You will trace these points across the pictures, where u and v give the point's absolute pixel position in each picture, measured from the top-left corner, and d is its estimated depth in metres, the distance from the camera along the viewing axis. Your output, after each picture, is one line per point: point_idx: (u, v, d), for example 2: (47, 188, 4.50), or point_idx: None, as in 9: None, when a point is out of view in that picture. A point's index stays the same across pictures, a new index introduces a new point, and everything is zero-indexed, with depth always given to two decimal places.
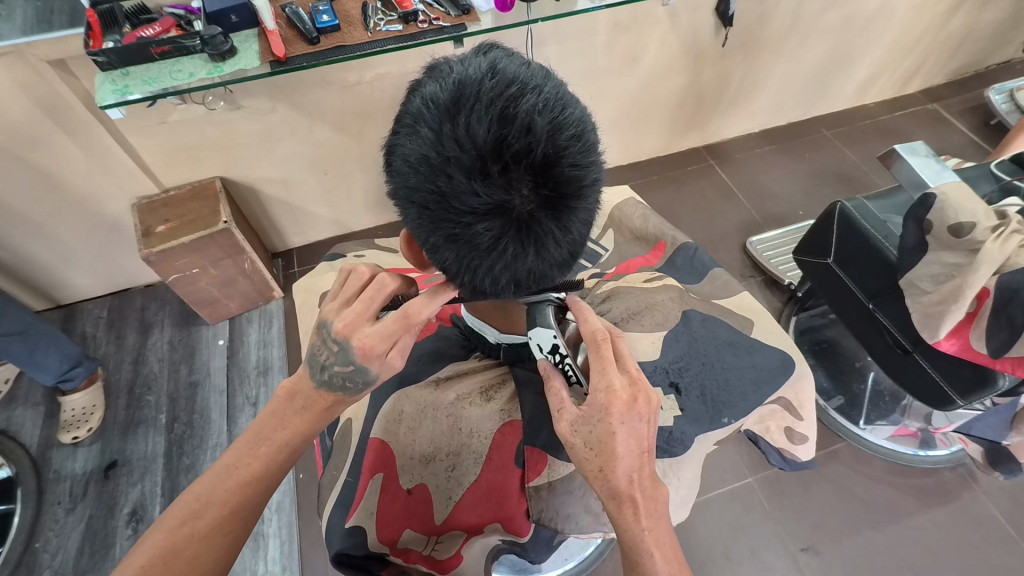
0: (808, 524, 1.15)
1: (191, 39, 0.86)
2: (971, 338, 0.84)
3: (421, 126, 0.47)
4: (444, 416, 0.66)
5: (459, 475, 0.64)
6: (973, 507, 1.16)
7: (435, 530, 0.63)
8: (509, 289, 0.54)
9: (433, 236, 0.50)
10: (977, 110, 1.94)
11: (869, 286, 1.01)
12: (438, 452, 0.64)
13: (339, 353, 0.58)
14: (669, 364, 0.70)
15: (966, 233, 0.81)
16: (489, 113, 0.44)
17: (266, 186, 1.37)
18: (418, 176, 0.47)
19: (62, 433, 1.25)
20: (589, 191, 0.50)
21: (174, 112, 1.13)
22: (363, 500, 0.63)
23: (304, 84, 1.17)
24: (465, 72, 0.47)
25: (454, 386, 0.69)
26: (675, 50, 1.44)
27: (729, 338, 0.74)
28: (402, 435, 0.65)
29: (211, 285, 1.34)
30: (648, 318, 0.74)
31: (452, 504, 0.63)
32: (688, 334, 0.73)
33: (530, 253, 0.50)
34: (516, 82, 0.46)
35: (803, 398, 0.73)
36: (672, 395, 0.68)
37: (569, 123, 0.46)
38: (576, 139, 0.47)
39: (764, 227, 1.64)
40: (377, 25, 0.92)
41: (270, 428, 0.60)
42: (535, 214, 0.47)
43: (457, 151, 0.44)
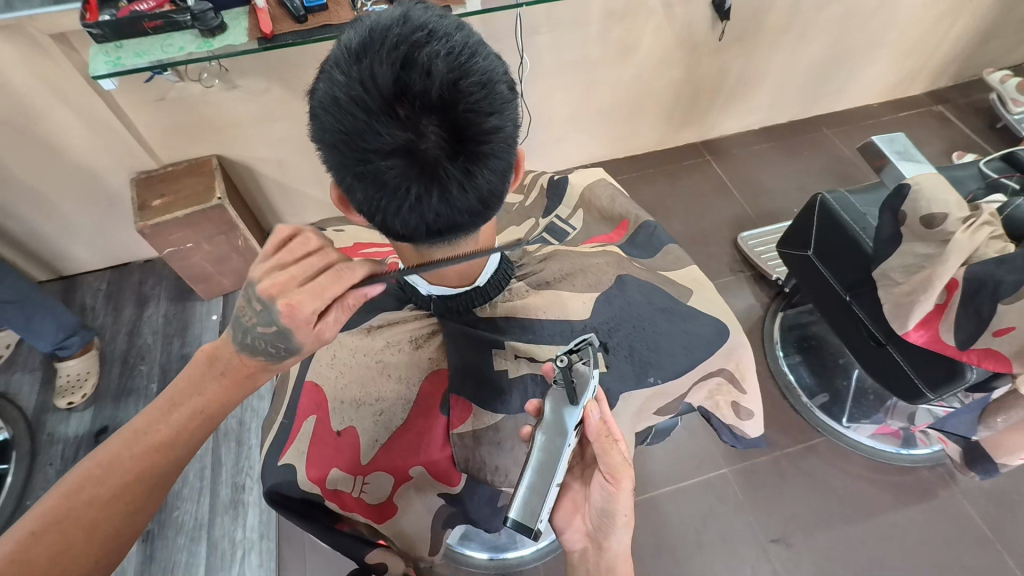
0: (781, 516, 1.15)
1: (182, 14, 0.89)
2: (940, 329, 0.83)
3: (334, 70, 0.50)
4: (373, 361, 0.68)
5: (387, 420, 0.64)
6: (950, 506, 1.16)
7: (360, 470, 0.64)
8: (424, 234, 0.55)
9: (345, 176, 0.52)
10: (983, 112, 1.91)
11: (846, 278, 1.01)
12: (367, 397, 0.66)
13: (263, 314, 0.51)
14: (600, 324, 0.70)
15: (937, 224, 0.81)
16: (391, 56, 0.47)
17: (261, 165, 1.40)
18: (328, 115, 0.49)
19: (58, 398, 1.30)
20: (496, 138, 0.51)
21: (171, 89, 1.16)
22: (297, 440, 0.66)
23: (298, 66, 1.20)
24: (379, 20, 0.50)
25: (385, 334, 0.70)
26: (670, 43, 1.44)
27: (664, 304, 0.74)
28: (331, 377, 0.68)
29: (205, 261, 1.37)
30: (580, 280, 0.75)
31: (378, 448, 0.64)
32: (621, 297, 0.73)
33: (436, 196, 0.51)
34: (423, 30, 0.49)
35: (743, 368, 0.74)
36: (600, 353, 0.68)
37: (474, 71, 0.49)
38: (480, 86, 0.49)
39: (757, 222, 1.64)
40: (363, 4, 0.94)
41: (184, 394, 0.54)
42: (438, 156, 0.49)
43: (362, 90, 0.47)
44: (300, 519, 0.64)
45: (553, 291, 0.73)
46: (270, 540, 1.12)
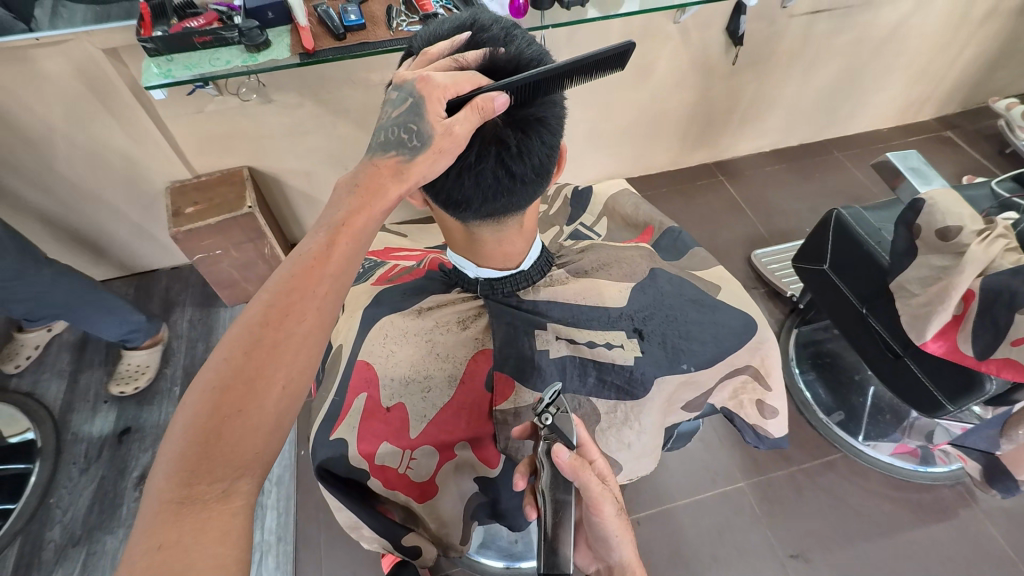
0: (799, 531, 1.14)
1: (230, 31, 0.94)
2: (958, 340, 0.85)
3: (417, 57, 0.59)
4: (422, 341, 0.71)
5: (433, 397, 0.67)
6: (971, 525, 1.15)
7: (408, 443, 0.64)
8: (478, 199, 0.59)
9: None
10: (991, 138, 1.95)
11: (861, 290, 1.03)
12: (416, 374, 0.68)
13: (398, 97, 0.53)
14: (635, 311, 0.73)
15: (953, 236, 0.83)
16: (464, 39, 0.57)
17: (290, 177, 1.45)
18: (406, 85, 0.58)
19: (116, 386, 1.34)
20: (548, 107, 0.58)
21: (210, 103, 1.22)
22: (348, 416, 0.66)
23: (332, 81, 1.25)
24: (453, 28, 0.62)
25: (435, 315, 0.74)
26: (685, 67, 1.50)
27: (694, 296, 0.77)
28: (383, 355, 0.70)
29: (232, 267, 1.41)
30: (616, 270, 0.79)
31: (426, 422, 0.65)
32: (654, 287, 0.76)
33: (495, 154, 0.56)
34: (489, 27, 0.60)
35: (769, 364, 0.76)
36: (634, 337, 0.71)
37: (529, 53, 0.58)
38: (533, 64, 0.58)
39: (770, 241, 1.66)
40: (399, 25, 1.00)
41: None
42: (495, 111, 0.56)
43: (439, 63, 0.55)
44: (342, 496, 0.64)
45: (591, 278, 0.77)
46: (287, 544, 1.13)
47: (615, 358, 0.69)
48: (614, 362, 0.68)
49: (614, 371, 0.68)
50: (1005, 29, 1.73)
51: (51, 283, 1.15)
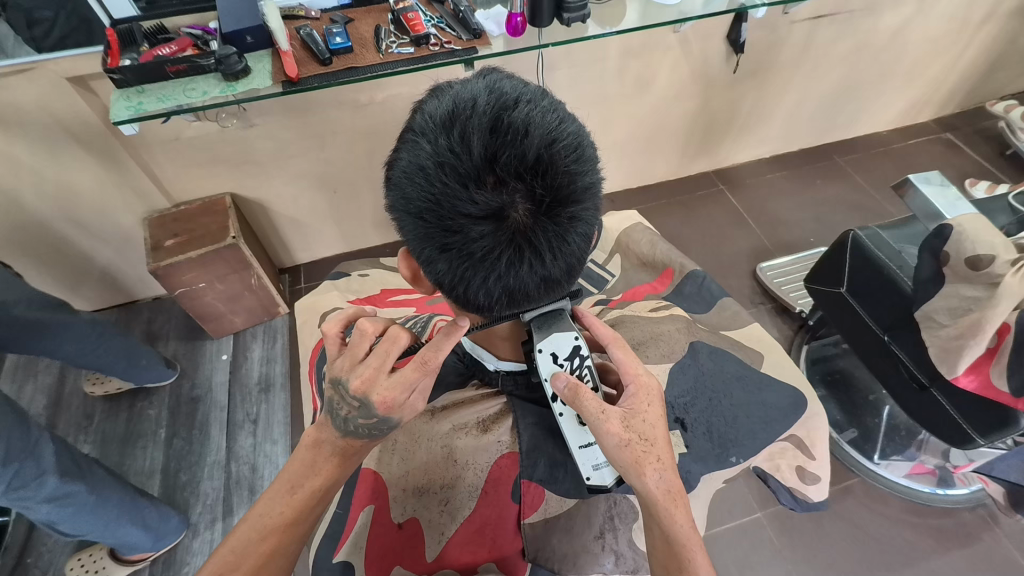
0: (820, 564, 1.10)
1: (207, 58, 0.87)
2: (992, 375, 0.82)
3: (421, 139, 0.47)
4: (439, 446, 0.67)
5: (453, 509, 0.64)
6: (995, 551, 1.11)
7: (427, 567, 0.63)
8: (503, 304, 0.52)
9: (427, 246, 0.49)
10: (991, 140, 1.92)
11: (883, 317, 0.98)
12: (432, 484, 0.65)
13: (362, 410, 0.58)
14: (676, 398, 0.72)
15: (984, 266, 0.78)
16: (482, 121, 0.45)
17: (277, 203, 1.38)
18: (414, 184, 0.47)
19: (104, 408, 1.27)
20: (588, 196, 0.49)
21: (188, 129, 1.14)
22: (353, 533, 0.66)
23: (317, 103, 1.18)
24: (463, 91, 0.49)
25: (451, 416, 0.69)
26: (686, 76, 1.45)
27: (738, 373, 0.76)
28: (389, 464, 0.68)
29: (217, 300, 1.33)
30: (655, 349, 0.76)
31: (444, 540, 0.64)
32: (695, 366, 0.75)
33: (526, 263, 0.48)
34: (512, 95, 0.47)
35: (815, 436, 0.77)
36: (678, 430, 0.70)
37: (565, 137, 0.47)
38: (571, 149, 0.47)
39: (775, 254, 1.62)
40: (389, 47, 0.94)
41: (301, 475, 0.60)
42: (530, 221, 0.47)
43: (452, 159, 0.45)
44: None
45: None
46: None
47: None
48: None
49: None
50: (1006, 29, 1.70)
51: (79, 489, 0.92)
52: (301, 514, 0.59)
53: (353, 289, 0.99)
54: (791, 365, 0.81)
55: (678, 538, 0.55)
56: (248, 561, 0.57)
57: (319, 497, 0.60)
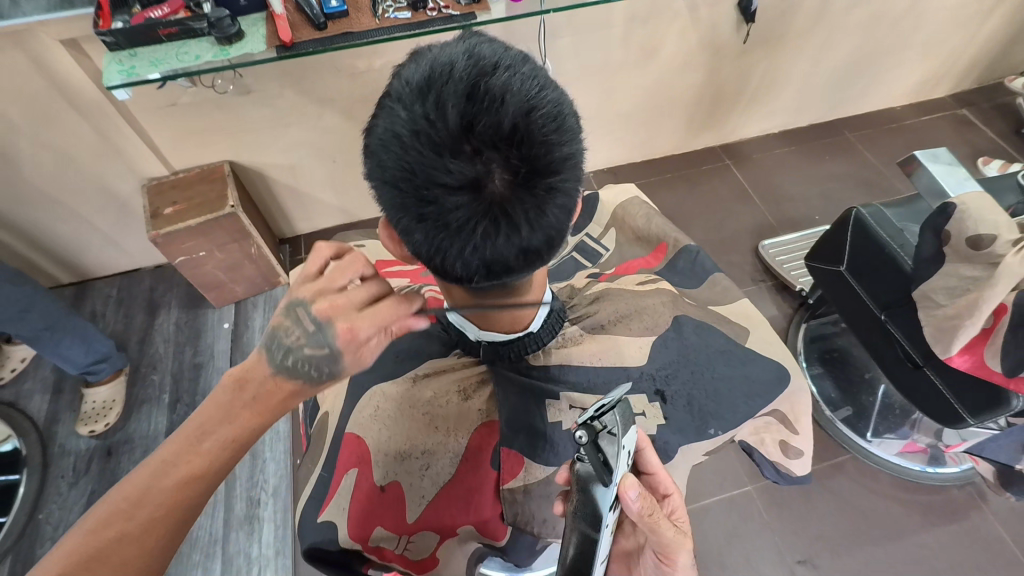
0: (807, 537, 1.13)
1: (199, 21, 0.85)
2: (985, 355, 0.80)
3: (397, 105, 0.47)
4: (421, 414, 0.68)
5: (433, 474, 0.65)
6: (981, 528, 1.13)
7: (407, 529, 0.64)
8: (482, 277, 0.52)
9: (404, 217, 0.48)
10: (1007, 116, 1.86)
11: (881, 296, 0.98)
12: (412, 450, 0.66)
13: (314, 335, 0.56)
14: (657, 371, 0.72)
15: (985, 245, 0.77)
16: (459, 88, 0.44)
17: (276, 172, 1.37)
18: (389, 152, 0.46)
19: (80, 425, 1.25)
20: (568, 167, 0.48)
21: (184, 95, 1.13)
22: (337, 496, 0.67)
23: (314, 69, 1.16)
24: (442, 55, 0.48)
25: (433, 384, 0.71)
26: (693, 46, 1.41)
27: (723, 346, 0.75)
28: (374, 429, 0.68)
29: (217, 268, 1.34)
30: (637, 322, 0.76)
31: (424, 504, 0.65)
32: (678, 340, 0.74)
33: (502, 236, 0.47)
34: (491, 61, 0.46)
35: (798, 411, 0.77)
36: (657, 402, 0.70)
37: (544, 105, 0.46)
38: (551, 118, 0.46)
39: (779, 231, 1.60)
40: (385, 12, 0.91)
41: (214, 422, 0.53)
42: (506, 193, 0.46)
43: (427, 126, 0.44)
44: (329, 569, 0.66)
45: (608, 336, 0.74)
46: (285, 558, 1.11)
47: (637, 428, 0.69)
48: None
49: None
50: None
51: (21, 310, 1.06)
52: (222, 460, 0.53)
53: None
54: (775, 339, 0.80)
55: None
56: (147, 509, 0.49)
57: (231, 451, 0.53)
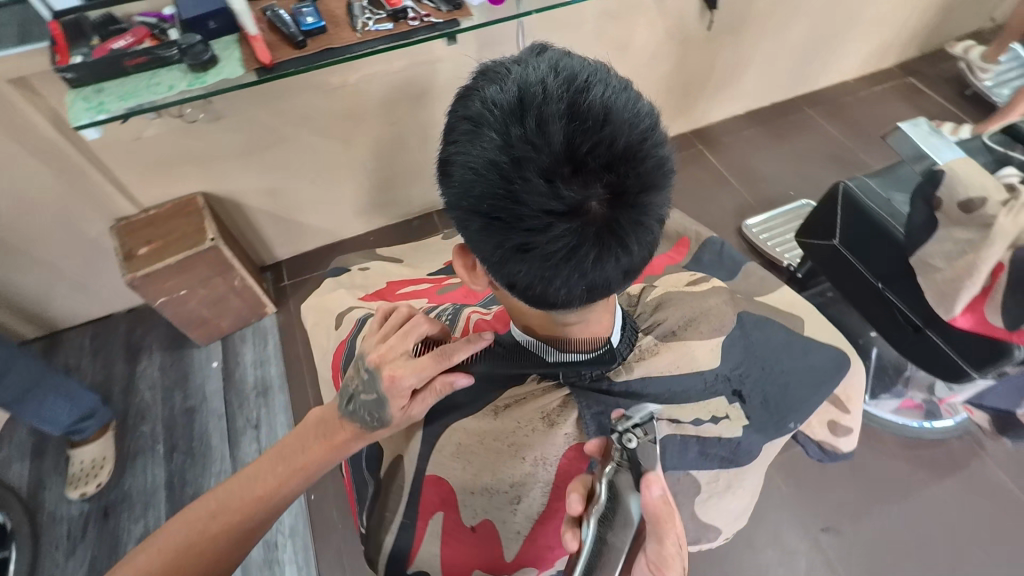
0: (826, 504, 1.16)
1: (168, 49, 0.81)
2: (985, 312, 0.85)
3: (488, 133, 0.45)
4: (505, 446, 0.66)
5: (525, 508, 0.66)
6: (983, 475, 1.19)
7: (506, 565, 0.69)
8: (581, 298, 0.52)
9: (505, 248, 0.48)
10: (952, 81, 1.96)
11: (876, 265, 1.02)
12: (501, 487, 0.66)
13: (368, 381, 0.62)
14: (731, 372, 0.72)
15: (976, 208, 0.80)
16: (559, 111, 0.44)
17: (253, 198, 1.31)
18: (489, 183, 0.45)
19: (70, 489, 1.17)
20: (664, 178, 0.49)
21: (150, 126, 1.06)
22: (426, 539, 0.70)
23: (287, 88, 1.11)
24: (524, 76, 0.47)
25: (515, 414, 0.67)
26: (661, 35, 1.42)
27: (785, 338, 0.76)
28: (455, 467, 0.67)
29: (201, 305, 1.27)
30: (705, 323, 0.74)
31: (521, 540, 0.67)
32: (744, 338, 0.75)
33: (610, 255, 0.48)
34: (581, 80, 0.46)
35: (851, 391, 0.80)
36: (737, 404, 0.70)
37: (639, 119, 0.47)
38: (646, 132, 0.47)
39: (758, 210, 1.64)
40: (365, 24, 0.88)
41: (292, 448, 0.65)
42: (613, 212, 0.46)
43: (532, 154, 0.44)
44: None
45: (681, 342, 0.72)
46: None
47: (723, 433, 0.69)
48: (721, 436, 0.69)
49: (720, 445, 0.70)
50: None
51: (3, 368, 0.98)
52: (286, 482, 0.63)
53: (358, 285, 0.96)
54: (826, 324, 0.81)
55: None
56: (226, 511, 0.62)
57: (296, 478, 0.64)
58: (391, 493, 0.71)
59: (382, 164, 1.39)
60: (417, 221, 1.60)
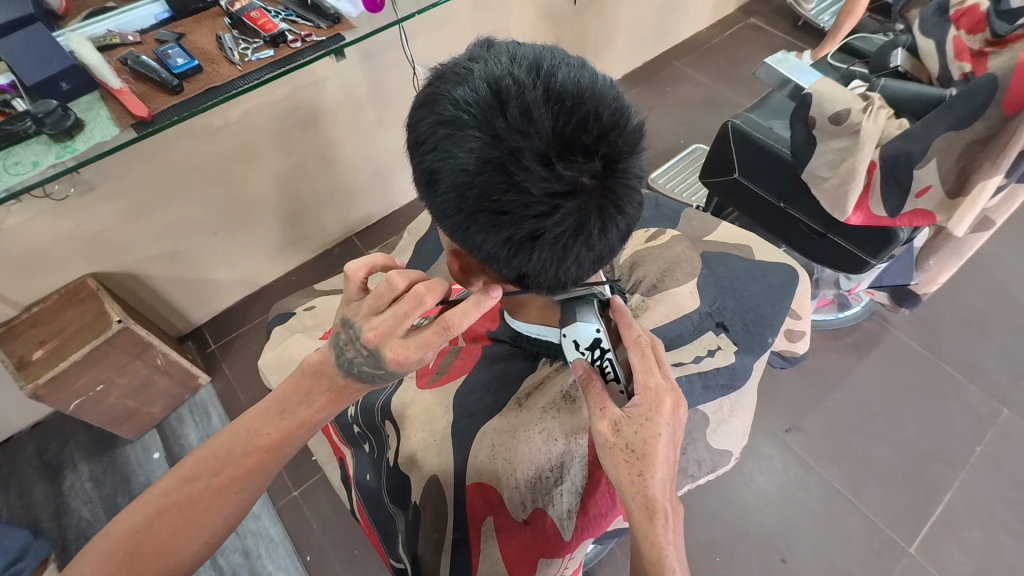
0: (780, 408, 1.31)
1: (20, 121, 0.70)
2: (871, 207, 0.98)
3: (474, 132, 0.48)
4: (536, 433, 0.67)
5: (570, 483, 0.66)
6: (895, 344, 1.38)
7: (566, 548, 0.66)
8: (591, 268, 0.56)
9: (518, 238, 0.50)
10: (786, 15, 2.20)
11: (775, 187, 1.13)
12: (541, 473, 0.65)
13: (371, 359, 0.59)
14: (711, 308, 0.80)
15: (844, 119, 0.94)
16: (537, 97, 0.47)
17: (153, 267, 1.19)
18: (489, 180, 0.48)
19: None
20: (640, 139, 0.53)
21: (10, 216, 0.92)
22: (483, 547, 0.67)
23: (164, 141, 1.01)
24: (490, 72, 0.49)
25: (537, 401, 0.70)
26: (533, 16, 1.46)
27: (745, 266, 0.85)
28: (494, 469, 0.66)
29: (125, 396, 1.14)
30: (678, 271, 0.83)
31: (574, 518, 0.66)
32: (713, 276, 0.83)
33: (612, 220, 0.51)
34: (546, 65, 0.49)
35: (803, 300, 0.86)
36: (723, 334, 0.78)
37: (607, 90, 0.51)
38: (615, 100, 0.51)
39: (658, 162, 1.76)
40: (243, 55, 0.81)
41: (293, 404, 0.63)
42: (608, 180, 0.50)
43: (525, 143, 0.46)
44: None
45: (666, 293, 0.81)
46: None
47: (719, 362, 0.75)
48: (718, 366, 0.75)
49: (717, 374, 0.75)
50: None
51: None
52: (290, 437, 0.62)
53: (310, 325, 0.93)
54: (771, 246, 0.89)
55: (646, 556, 0.56)
56: (229, 468, 0.60)
57: (295, 431, 0.62)
58: (434, 517, 0.69)
59: (288, 199, 1.31)
60: (339, 249, 1.55)
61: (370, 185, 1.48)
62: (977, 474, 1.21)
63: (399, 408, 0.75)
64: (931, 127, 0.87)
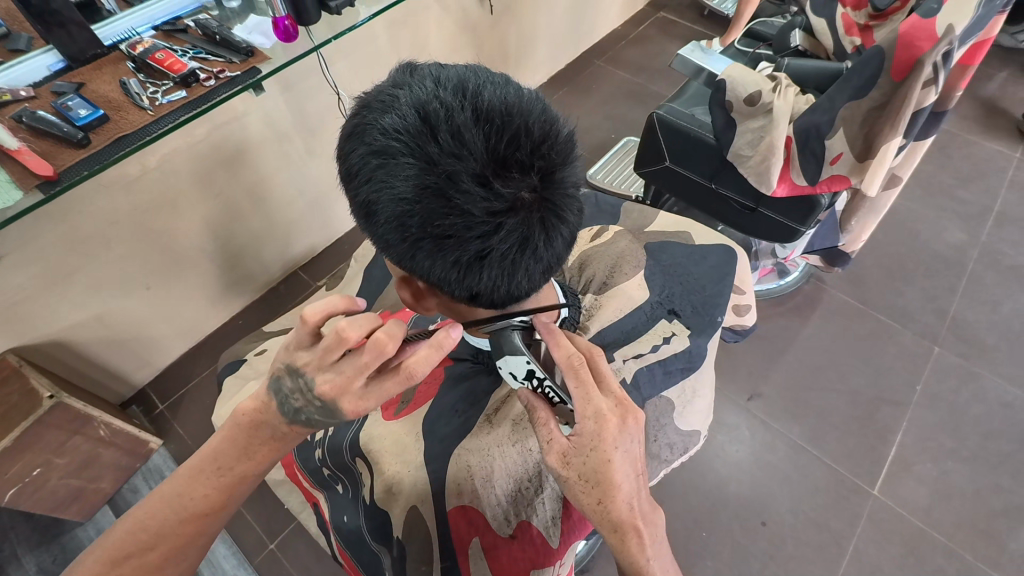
0: (739, 378, 1.37)
1: None
2: (793, 178, 1.04)
3: (409, 160, 0.48)
4: (512, 447, 0.67)
5: (550, 491, 0.67)
6: (833, 302, 1.47)
7: (556, 555, 0.67)
8: (542, 279, 0.56)
9: (466, 260, 0.50)
10: (692, 7, 2.32)
11: (705, 170, 1.18)
12: (521, 484, 0.67)
13: (322, 408, 0.57)
14: (660, 297, 0.82)
15: (758, 100, 1.00)
16: (466, 119, 0.47)
17: (80, 334, 1.11)
18: (430, 206, 0.47)
19: None
20: (572, 148, 0.54)
21: None
22: (474, 567, 0.67)
23: (76, 199, 0.95)
24: (416, 97, 0.49)
25: (507, 415, 0.70)
26: (451, 30, 1.47)
27: (685, 251, 0.88)
28: (475, 493, 0.65)
29: (66, 477, 1.05)
30: (625, 266, 0.85)
31: (559, 526, 0.67)
32: (657, 266, 0.86)
33: (556, 229, 0.52)
34: (470, 86, 0.50)
35: (745, 276, 0.90)
36: (676, 319, 0.80)
37: (533, 104, 0.51)
38: (543, 112, 0.52)
39: (593, 158, 1.80)
40: (153, 100, 0.77)
41: (229, 459, 0.60)
42: (546, 192, 0.50)
43: (460, 166, 0.47)
44: None
45: (616, 288, 0.83)
46: None
47: (675, 348, 0.78)
48: (676, 351, 0.78)
49: (675, 359, 0.78)
50: None
51: None
52: (227, 495, 0.60)
53: (263, 370, 0.89)
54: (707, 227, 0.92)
55: (628, 570, 0.57)
56: (165, 540, 0.58)
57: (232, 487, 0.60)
58: (420, 548, 0.67)
59: (222, 241, 1.26)
60: (285, 286, 1.49)
61: (308, 216, 1.44)
62: (921, 410, 1.30)
63: (368, 443, 0.73)
64: (835, 99, 0.94)
